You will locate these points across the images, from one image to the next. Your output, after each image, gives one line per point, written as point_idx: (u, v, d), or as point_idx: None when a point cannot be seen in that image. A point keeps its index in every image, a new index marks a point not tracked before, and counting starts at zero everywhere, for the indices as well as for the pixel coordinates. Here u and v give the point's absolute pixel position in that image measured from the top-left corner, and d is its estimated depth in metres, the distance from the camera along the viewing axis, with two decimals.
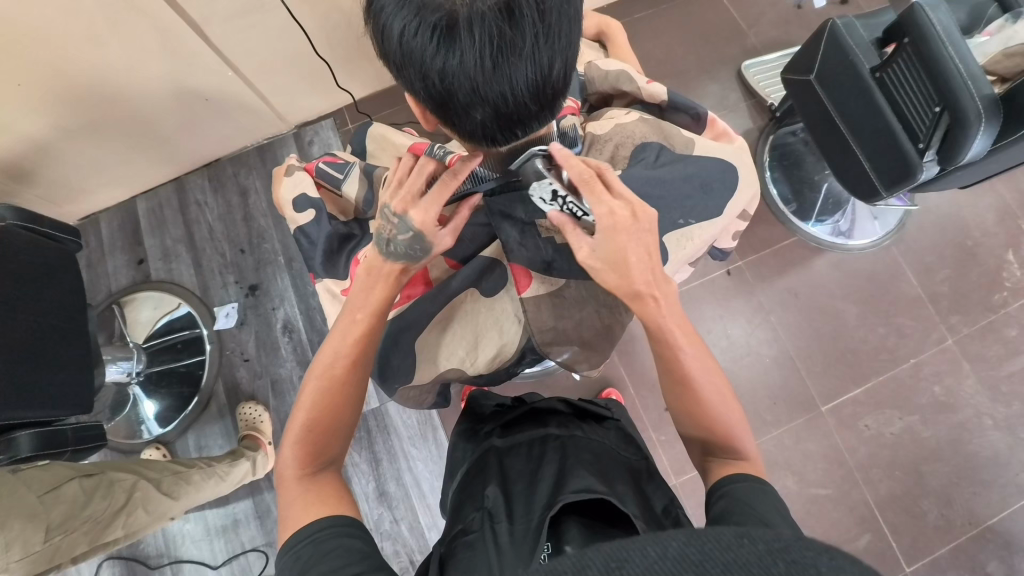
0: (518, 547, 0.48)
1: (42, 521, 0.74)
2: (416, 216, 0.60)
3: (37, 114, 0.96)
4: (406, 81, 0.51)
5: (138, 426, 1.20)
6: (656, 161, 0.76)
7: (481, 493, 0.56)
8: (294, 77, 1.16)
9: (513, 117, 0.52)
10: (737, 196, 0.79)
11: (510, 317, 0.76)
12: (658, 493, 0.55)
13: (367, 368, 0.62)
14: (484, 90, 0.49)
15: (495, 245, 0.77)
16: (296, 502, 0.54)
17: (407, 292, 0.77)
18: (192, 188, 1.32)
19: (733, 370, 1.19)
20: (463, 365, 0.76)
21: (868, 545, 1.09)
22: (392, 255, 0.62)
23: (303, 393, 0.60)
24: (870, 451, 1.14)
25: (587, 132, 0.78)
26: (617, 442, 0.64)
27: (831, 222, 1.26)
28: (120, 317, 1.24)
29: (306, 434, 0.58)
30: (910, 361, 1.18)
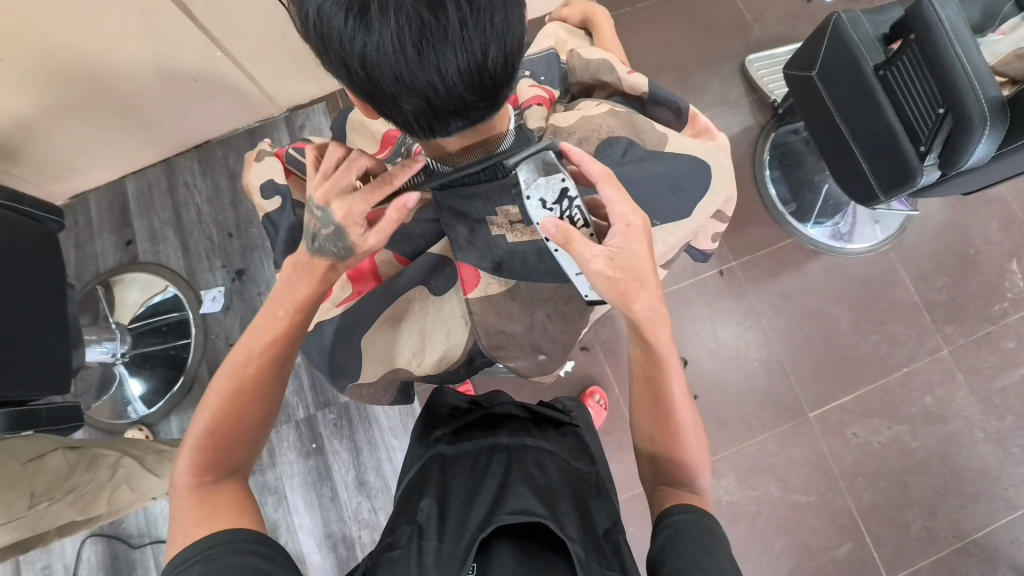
0: (443, 568, 0.47)
1: (25, 487, 0.75)
2: (339, 210, 0.59)
3: (20, 92, 0.94)
4: (330, 67, 0.49)
5: (123, 406, 1.20)
6: (622, 158, 0.73)
7: (416, 506, 0.56)
8: (284, 59, 1.14)
9: (449, 108, 0.50)
10: (709, 197, 0.77)
11: (457, 317, 0.76)
12: (603, 514, 0.56)
13: (280, 372, 0.63)
14: (409, 78, 0.46)
15: (443, 242, 0.76)
16: (188, 513, 0.53)
17: (357, 288, 0.78)
18: (181, 169, 1.30)
19: (720, 373, 1.17)
20: (410, 365, 0.76)
21: (848, 553, 1.08)
22: (317, 251, 0.62)
23: (207, 395, 0.60)
24: (855, 459, 1.12)
25: (550, 124, 0.74)
26: (569, 453, 0.65)
27: (830, 224, 1.23)
28: (106, 297, 1.23)
29: (206, 437, 0.58)
30: (902, 369, 1.16)
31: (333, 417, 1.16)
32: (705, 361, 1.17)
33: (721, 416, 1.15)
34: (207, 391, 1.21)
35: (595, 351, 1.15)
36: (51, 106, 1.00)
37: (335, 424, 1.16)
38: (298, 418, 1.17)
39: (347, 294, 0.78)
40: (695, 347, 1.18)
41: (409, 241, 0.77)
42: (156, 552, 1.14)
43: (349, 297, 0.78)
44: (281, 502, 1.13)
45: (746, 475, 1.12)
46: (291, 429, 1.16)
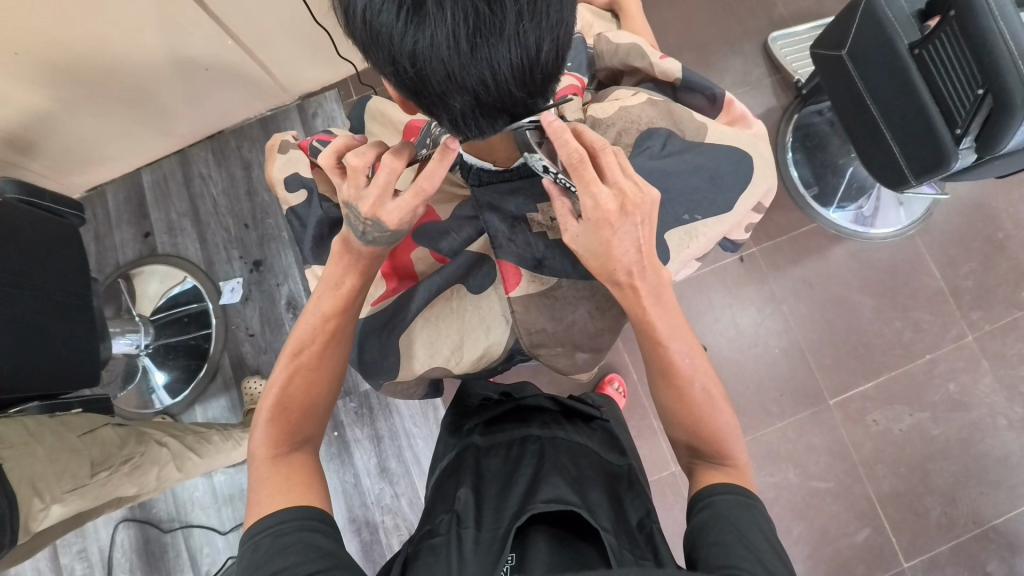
0: (482, 556, 0.48)
1: (86, 456, 0.79)
2: (388, 220, 0.58)
3: (34, 85, 0.94)
4: (374, 64, 0.48)
5: (149, 396, 1.22)
6: (662, 150, 0.72)
7: (453, 495, 0.57)
8: (296, 47, 1.12)
9: (497, 104, 0.49)
10: (752, 189, 0.75)
11: (497, 317, 0.75)
12: (635, 505, 0.56)
13: (340, 348, 0.64)
14: (460, 74, 0.45)
15: (482, 239, 0.76)
16: (265, 483, 0.56)
17: (394, 285, 0.78)
18: (196, 160, 1.30)
19: (740, 360, 1.16)
20: (449, 364, 0.76)
21: (866, 539, 1.09)
22: (369, 245, 0.62)
23: (275, 372, 0.62)
24: (876, 446, 1.12)
25: (588, 116, 0.74)
26: (600, 445, 0.65)
27: (853, 208, 1.20)
28: (128, 290, 1.25)
29: (277, 413, 0.60)
30: (925, 356, 1.14)
31: (353, 406, 1.18)
32: (724, 348, 1.17)
33: (739, 403, 1.15)
34: (231, 379, 1.23)
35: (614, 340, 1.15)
36: (66, 99, 1.00)
37: (355, 412, 1.18)
38: None
39: (382, 291, 0.78)
40: (716, 334, 1.17)
41: (444, 238, 0.76)
42: (186, 536, 1.17)
43: (385, 293, 0.78)
44: None
45: (764, 462, 1.12)
46: None
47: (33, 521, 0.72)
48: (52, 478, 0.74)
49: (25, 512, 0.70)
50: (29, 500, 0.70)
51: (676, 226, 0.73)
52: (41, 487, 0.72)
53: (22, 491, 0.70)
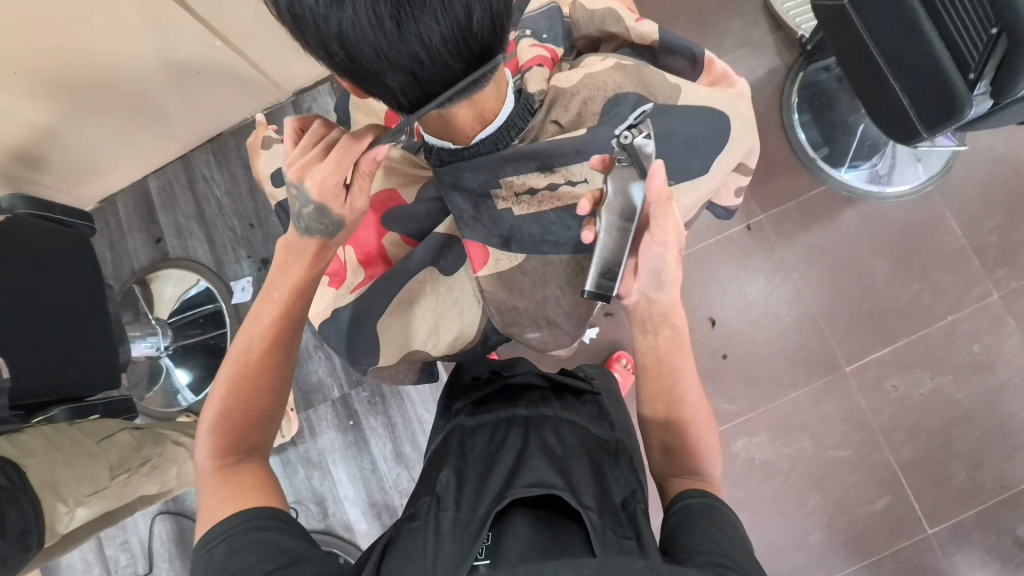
0: (460, 531, 0.49)
1: (104, 460, 0.85)
2: (311, 185, 0.61)
3: (37, 102, 0.96)
4: (310, 51, 0.49)
5: (173, 395, 1.28)
6: (632, 115, 0.70)
7: (436, 477, 0.58)
8: (283, 40, 1.12)
9: (436, 80, 0.50)
10: (732, 150, 0.74)
11: (469, 297, 0.78)
12: (621, 484, 0.56)
13: (282, 352, 0.67)
14: (390, 53, 0.46)
15: (449, 221, 0.77)
16: (214, 493, 0.57)
17: (369, 273, 0.80)
18: (198, 163, 1.32)
19: (751, 331, 1.14)
20: (427, 346, 0.78)
21: (886, 507, 1.07)
22: (306, 231, 0.67)
23: (216, 385, 0.64)
24: (895, 413, 1.09)
25: (551, 85, 0.72)
26: (588, 418, 0.65)
27: (866, 167, 1.14)
28: (144, 294, 1.29)
29: (221, 424, 0.62)
30: (946, 318, 1.10)
31: (366, 394, 1.21)
32: (733, 320, 1.14)
33: (751, 374, 1.13)
34: None
35: (619, 317, 1.14)
36: (66, 113, 1.02)
37: (369, 401, 1.20)
38: (333, 398, 1.22)
39: (360, 279, 0.80)
40: (724, 306, 1.15)
41: (415, 219, 0.78)
42: None
43: (363, 281, 0.80)
44: (325, 476, 1.19)
45: (780, 432, 1.11)
46: (328, 407, 1.21)
47: (60, 524, 0.76)
48: (72, 483, 0.79)
49: (51, 517, 0.75)
50: (52, 505, 0.75)
51: None
52: (63, 492, 0.77)
53: (44, 495, 0.74)
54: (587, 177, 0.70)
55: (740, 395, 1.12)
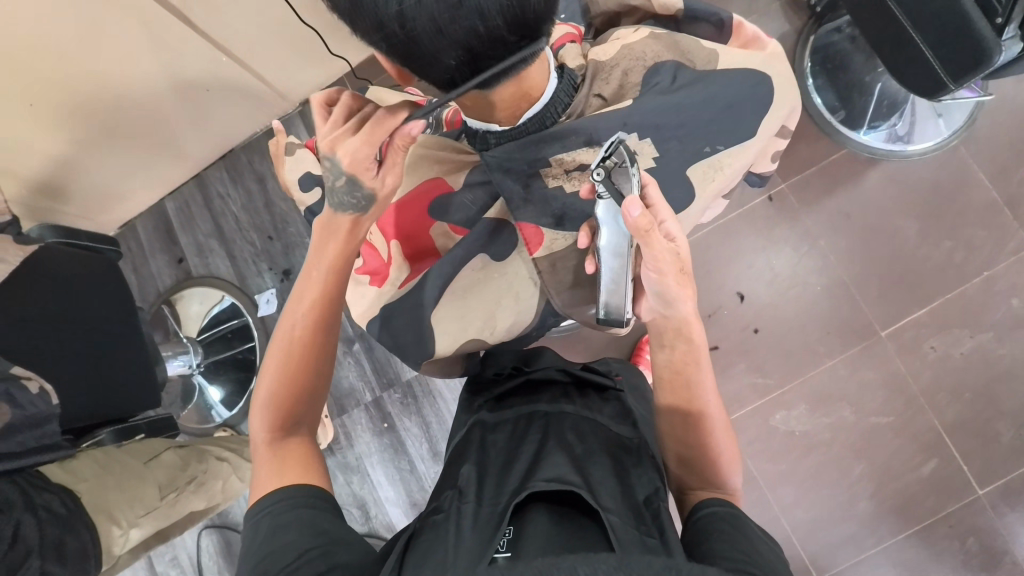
0: (482, 526, 0.48)
1: (151, 481, 0.85)
2: (343, 157, 0.63)
3: (55, 133, 0.98)
4: (364, 34, 0.49)
5: (208, 411, 1.29)
6: (672, 84, 0.69)
7: (458, 472, 0.59)
8: (287, 49, 1.12)
9: (492, 54, 0.50)
10: (772, 113, 0.72)
11: (525, 279, 0.77)
12: (644, 483, 0.55)
13: (326, 329, 0.66)
14: (450, 28, 0.46)
15: (498, 205, 0.76)
16: (264, 467, 0.58)
17: (416, 266, 0.79)
18: (213, 180, 1.33)
19: (781, 304, 1.12)
20: (484, 333, 0.77)
21: (934, 470, 1.05)
22: (338, 207, 0.67)
23: (267, 362, 0.64)
24: (935, 374, 1.07)
25: (590, 60, 0.71)
26: (611, 418, 0.65)
27: (886, 127, 1.12)
28: (172, 314, 1.31)
29: (271, 399, 0.63)
30: (982, 274, 1.07)
31: (399, 396, 1.21)
32: (761, 293, 1.12)
33: (784, 347, 1.11)
34: None
35: None
36: (83, 141, 1.03)
37: (401, 403, 1.21)
38: (365, 402, 1.22)
39: (407, 274, 0.79)
40: (751, 280, 1.13)
41: (462, 208, 0.77)
42: None
43: (410, 275, 0.78)
44: (365, 479, 1.20)
45: (818, 403, 1.09)
46: (362, 412, 1.22)
47: (116, 546, 0.79)
48: (123, 506, 0.80)
49: (107, 540, 0.77)
50: (106, 528, 0.77)
51: (698, 159, 0.71)
52: (115, 515, 0.78)
53: (97, 519, 0.76)
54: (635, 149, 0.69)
55: (774, 368, 1.11)
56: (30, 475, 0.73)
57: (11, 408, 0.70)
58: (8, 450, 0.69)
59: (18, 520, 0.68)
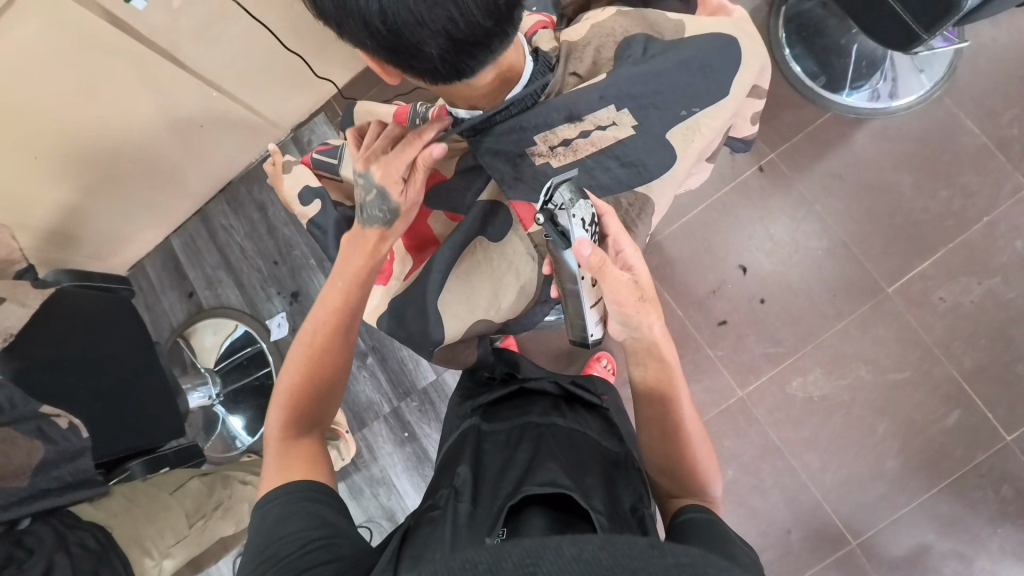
0: (477, 523, 0.52)
1: (180, 510, 0.85)
2: (377, 171, 0.68)
3: (61, 182, 1.01)
4: (352, 36, 0.53)
5: (231, 440, 1.31)
6: (644, 54, 0.69)
7: (453, 473, 0.61)
8: (275, 77, 1.16)
9: (471, 39, 0.52)
10: (745, 70, 0.71)
11: (523, 257, 0.75)
12: (630, 489, 0.58)
13: (345, 336, 0.70)
14: (428, 18, 0.49)
15: (490, 187, 0.76)
16: (276, 462, 0.60)
17: (419, 258, 0.80)
18: (215, 214, 1.37)
19: (785, 271, 1.12)
20: (490, 314, 0.77)
21: (958, 420, 1.04)
22: (368, 222, 0.71)
23: (290, 361, 0.68)
24: (948, 324, 1.06)
25: (562, 41, 0.73)
26: (600, 431, 0.68)
27: (868, 87, 1.12)
28: (188, 347, 1.34)
29: (290, 400, 0.66)
30: (982, 220, 1.07)
31: (416, 404, 1.23)
32: (763, 264, 1.13)
33: (793, 314, 1.11)
34: None
35: None
36: (88, 188, 1.07)
37: (419, 410, 1.22)
38: (384, 413, 1.24)
39: (411, 265, 0.80)
40: (753, 251, 1.14)
41: (456, 194, 0.77)
42: None
43: (413, 267, 0.80)
44: (391, 490, 1.22)
45: (834, 365, 1.09)
46: (382, 423, 1.24)
47: None
48: (155, 535, 0.80)
49: (140, 571, 0.76)
50: (139, 559, 0.76)
51: (675, 124, 0.71)
52: (148, 545, 0.78)
53: (129, 550, 0.76)
54: (615, 120, 0.69)
55: (785, 335, 1.11)
56: (62, 513, 0.74)
57: (46, 444, 0.73)
58: (46, 486, 0.72)
59: (51, 559, 0.67)
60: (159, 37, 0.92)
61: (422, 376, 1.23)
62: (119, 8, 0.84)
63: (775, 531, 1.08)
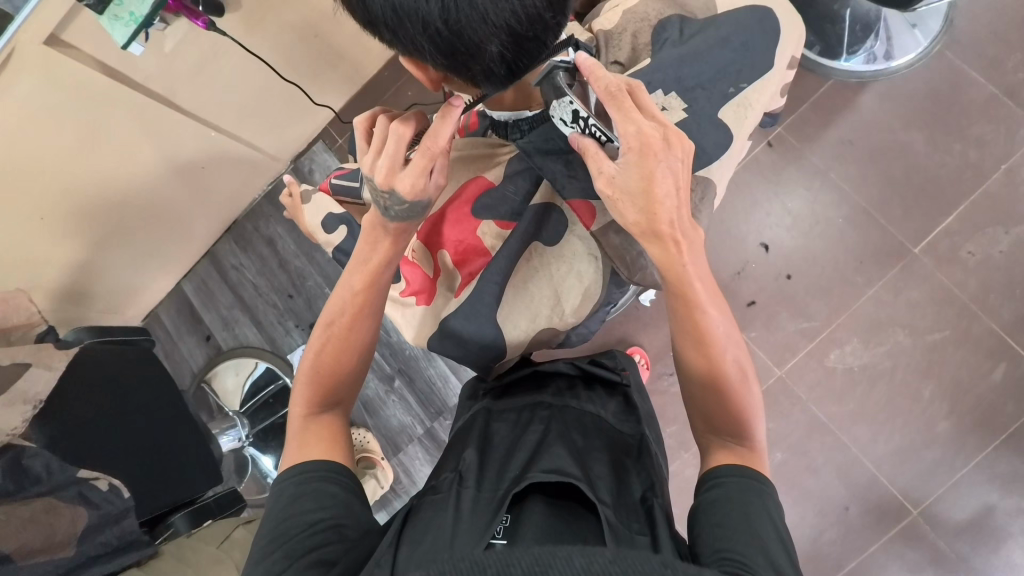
0: (479, 510, 0.51)
1: (231, 562, 0.76)
2: (403, 189, 0.60)
3: (70, 240, 1.00)
4: (406, 43, 0.51)
5: (265, 480, 1.29)
6: (682, 36, 0.72)
7: (459, 457, 0.60)
8: (271, 110, 1.16)
9: (530, 35, 0.50)
10: (784, 43, 0.72)
11: (584, 257, 0.72)
12: (640, 478, 0.57)
13: (368, 320, 0.65)
14: (493, 15, 0.47)
15: (543, 189, 0.73)
16: (297, 438, 0.59)
17: (469, 270, 0.74)
18: (224, 254, 1.36)
19: (808, 243, 1.11)
20: (553, 321, 0.72)
21: (1005, 374, 1.02)
22: (396, 219, 0.63)
23: (312, 337, 0.66)
24: (981, 278, 1.04)
25: (597, 31, 0.76)
26: (614, 414, 0.66)
27: (864, 50, 1.11)
28: (211, 391, 1.32)
29: (311, 376, 0.64)
30: (1001, 169, 1.05)
31: (451, 422, 1.20)
32: (785, 239, 1.11)
33: (821, 285, 1.09)
34: None
35: None
36: (97, 243, 1.06)
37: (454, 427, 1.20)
38: (418, 435, 1.22)
39: (460, 280, 0.76)
40: (772, 228, 1.12)
41: (507, 201, 0.74)
42: None
43: (462, 282, 0.75)
44: None
45: (870, 333, 1.07)
46: (417, 446, 1.21)
47: None
48: None
49: None
50: None
51: (726, 101, 0.71)
52: None
53: None
54: (663, 104, 0.69)
55: (816, 308, 1.09)
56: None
57: (89, 510, 0.71)
58: (92, 553, 0.70)
59: None
60: (154, 83, 0.91)
61: (453, 394, 1.21)
62: (114, 59, 0.83)
63: (832, 510, 1.06)
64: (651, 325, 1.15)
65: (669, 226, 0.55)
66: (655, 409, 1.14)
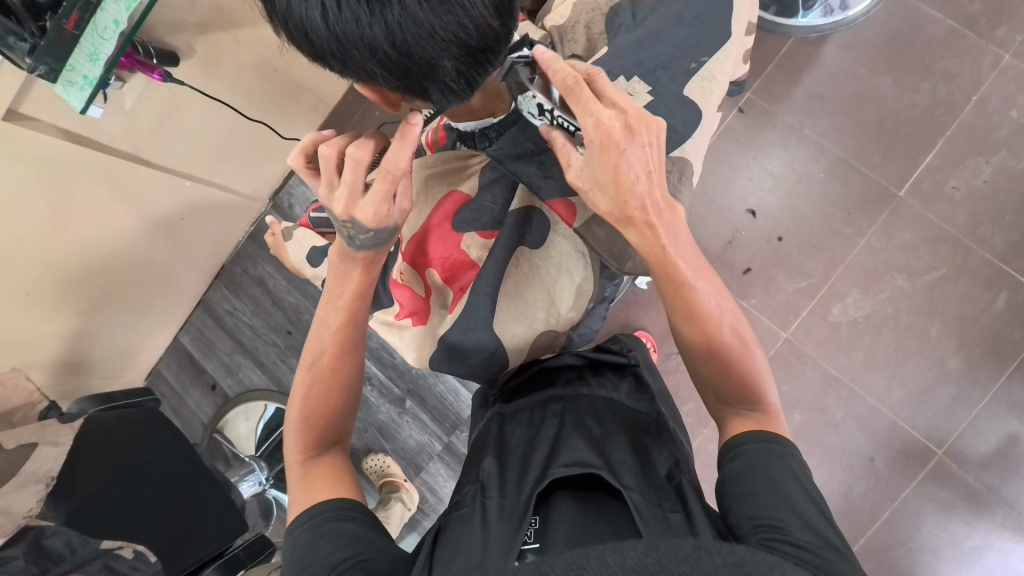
0: (507, 517, 0.50)
1: None
2: (363, 216, 0.58)
3: (60, 312, 0.99)
4: (356, 69, 0.50)
5: None
6: (635, 19, 0.72)
7: (479, 466, 0.59)
8: (241, 151, 1.15)
9: (483, 45, 0.50)
10: (738, 11, 0.72)
11: (571, 255, 0.71)
12: (664, 457, 0.57)
13: (354, 353, 0.65)
14: (440, 29, 0.47)
15: (520, 193, 0.73)
16: (301, 484, 0.59)
17: (460, 284, 0.74)
18: (216, 301, 1.35)
19: (793, 202, 1.11)
20: (551, 323, 0.72)
21: (1008, 302, 1.02)
22: (360, 249, 0.62)
23: (297, 380, 0.64)
24: (969, 210, 1.04)
25: (550, 27, 0.76)
26: (628, 395, 0.65)
27: (819, 4, 1.09)
28: (224, 440, 1.31)
29: (303, 421, 0.63)
30: (972, 101, 1.06)
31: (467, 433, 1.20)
32: (771, 201, 1.11)
33: (814, 242, 1.09)
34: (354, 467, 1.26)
35: None
36: (86, 311, 1.05)
37: None
38: (437, 451, 1.21)
39: (452, 296, 0.75)
40: (756, 192, 1.12)
41: (486, 211, 0.74)
42: None
43: (455, 297, 0.74)
44: None
45: (869, 282, 1.07)
46: (438, 463, 1.21)
47: None
48: None
49: None
50: None
51: (690, 78, 0.70)
52: None
53: None
54: (627, 90, 0.68)
55: (812, 265, 1.09)
56: None
57: None
58: None
59: None
60: (120, 142, 0.90)
61: (465, 406, 1.20)
62: (77, 124, 0.82)
63: (859, 462, 1.06)
64: (651, 308, 1.15)
65: (641, 211, 0.55)
66: (669, 389, 1.14)
